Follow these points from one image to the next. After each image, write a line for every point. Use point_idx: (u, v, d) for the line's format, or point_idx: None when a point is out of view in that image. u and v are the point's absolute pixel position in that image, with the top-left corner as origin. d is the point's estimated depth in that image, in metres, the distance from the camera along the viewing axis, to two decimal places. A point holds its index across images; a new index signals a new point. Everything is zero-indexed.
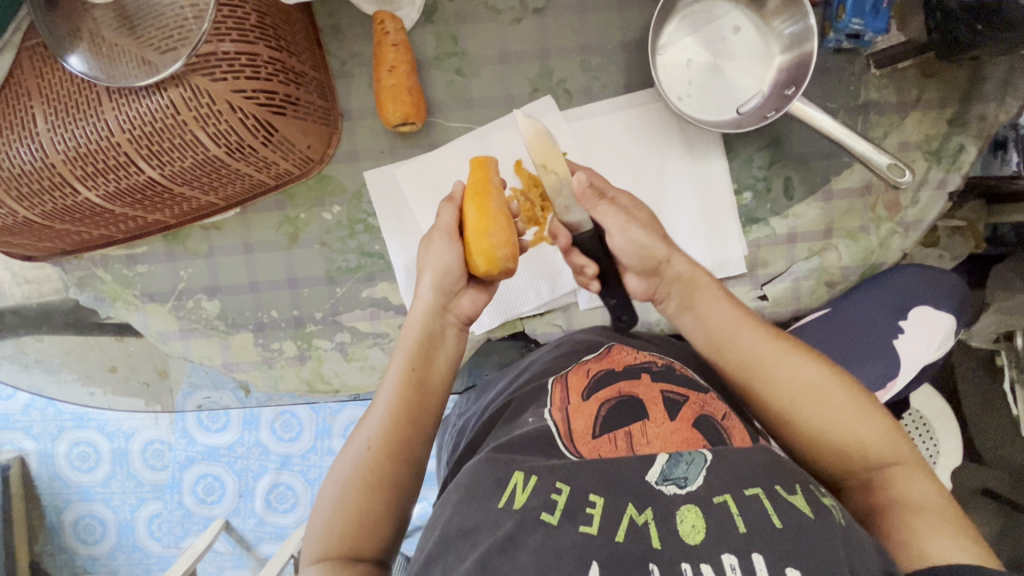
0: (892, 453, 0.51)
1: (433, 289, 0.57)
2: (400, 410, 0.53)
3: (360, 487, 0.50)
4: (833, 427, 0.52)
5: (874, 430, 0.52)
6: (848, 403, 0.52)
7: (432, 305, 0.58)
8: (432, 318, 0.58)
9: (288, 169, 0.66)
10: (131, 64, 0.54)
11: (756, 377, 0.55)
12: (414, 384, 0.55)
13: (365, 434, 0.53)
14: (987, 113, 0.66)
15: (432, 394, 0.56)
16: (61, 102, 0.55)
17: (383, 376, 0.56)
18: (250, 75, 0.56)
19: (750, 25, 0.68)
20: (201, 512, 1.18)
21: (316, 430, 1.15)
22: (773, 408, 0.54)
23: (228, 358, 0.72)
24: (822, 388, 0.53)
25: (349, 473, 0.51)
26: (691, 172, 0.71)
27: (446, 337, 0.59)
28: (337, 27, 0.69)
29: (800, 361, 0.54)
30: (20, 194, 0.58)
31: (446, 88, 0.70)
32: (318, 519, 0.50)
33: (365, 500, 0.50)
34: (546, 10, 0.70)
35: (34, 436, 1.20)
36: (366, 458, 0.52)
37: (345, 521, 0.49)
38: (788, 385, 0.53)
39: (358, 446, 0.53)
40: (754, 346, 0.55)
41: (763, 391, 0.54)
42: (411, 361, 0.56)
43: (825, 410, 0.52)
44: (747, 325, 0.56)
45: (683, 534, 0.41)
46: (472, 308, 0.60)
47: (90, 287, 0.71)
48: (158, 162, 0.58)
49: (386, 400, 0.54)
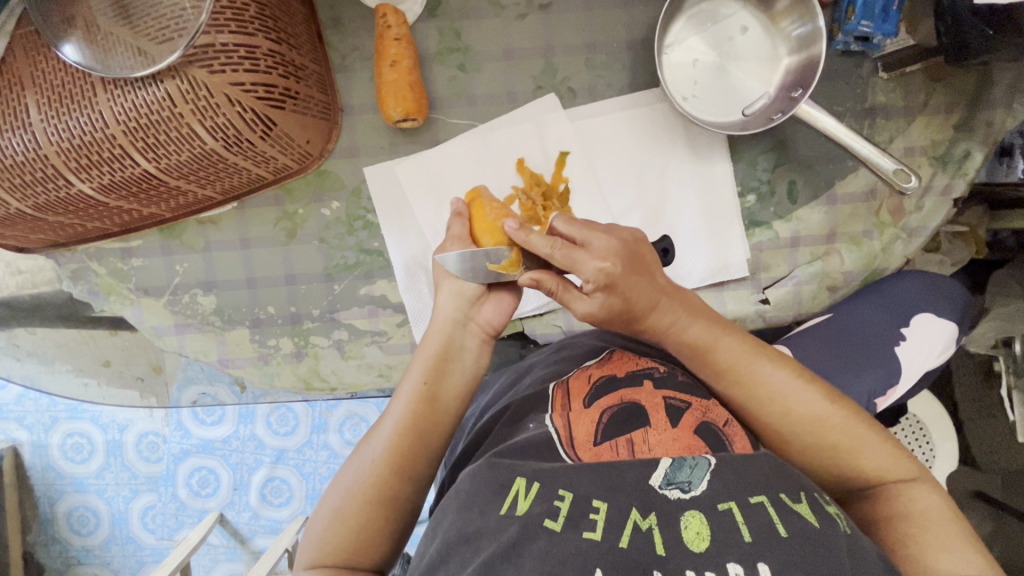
0: (893, 473, 0.51)
1: (453, 296, 0.57)
2: (410, 425, 0.53)
3: (362, 501, 0.50)
4: (829, 454, 0.52)
5: (875, 458, 0.51)
6: (863, 439, 0.52)
7: (450, 317, 0.57)
8: (454, 327, 0.57)
9: (286, 164, 0.65)
10: (127, 54, 0.53)
11: (761, 392, 0.54)
12: (426, 398, 0.54)
13: (376, 446, 0.52)
14: (994, 119, 0.66)
15: (444, 407, 0.55)
16: (55, 92, 0.54)
17: (399, 385, 0.55)
18: (249, 68, 0.55)
19: (758, 25, 0.67)
20: (195, 505, 1.17)
21: (311, 425, 1.15)
22: (770, 435, 0.54)
23: (224, 354, 0.71)
24: (822, 419, 0.52)
25: (351, 484, 0.51)
26: (695, 175, 0.70)
27: (466, 348, 0.58)
28: (338, 20, 0.68)
29: (802, 392, 0.53)
30: (13, 185, 0.57)
31: (449, 84, 0.69)
32: (316, 528, 0.50)
33: (364, 514, 0.49)
34: (551, 6, 0.69)
35: (27, 426, 1.19)
36: (371, 471, 0.51)
37: (342, 535, 0.49)
38: (786, 417, 0.53)
39: (364, 457, 0.52)
40: (757, 380, 0.54)
41: (761, 420, 0.54)
42: (425, 375, 0.55)
43: (822, 440, 0.52)
44: (754, 358, 0.54)
45: (687, 541, 0.41)
46: (496, 316, 0.58)
47: (84, 280, 0.70)
48: (154, 155, 0.56)
49: (398, 412, 0.53)
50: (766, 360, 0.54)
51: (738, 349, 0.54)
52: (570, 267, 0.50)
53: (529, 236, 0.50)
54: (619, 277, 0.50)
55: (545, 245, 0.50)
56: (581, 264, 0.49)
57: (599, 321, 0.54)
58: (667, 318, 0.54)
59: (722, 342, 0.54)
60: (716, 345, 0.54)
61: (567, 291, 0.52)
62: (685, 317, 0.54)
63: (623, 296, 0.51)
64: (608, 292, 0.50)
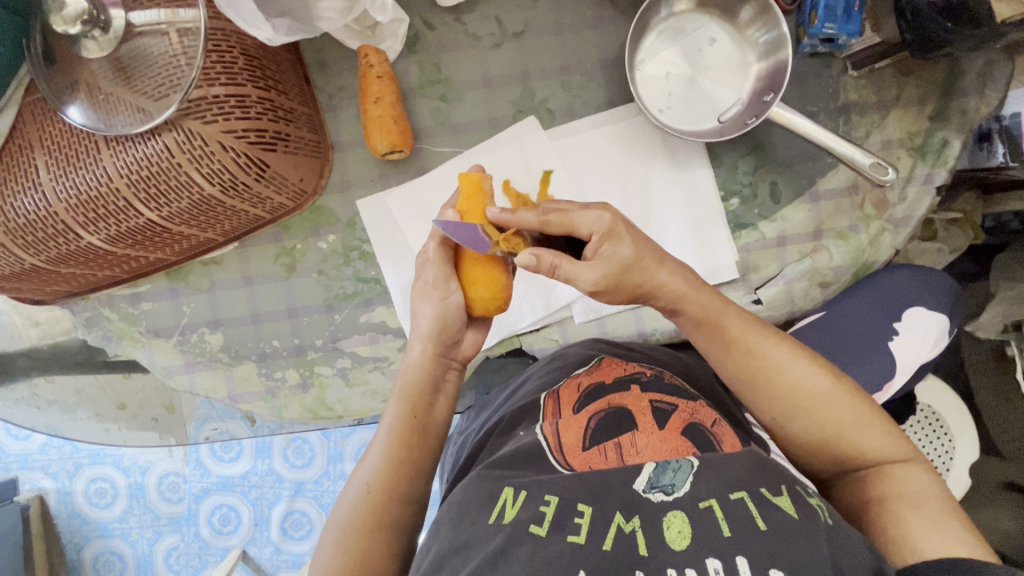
0: (894, 453, 0.52)
1: (430, 335, 0.56)
2: (400, 455, 0.53)
3: (362, 530, 0.51)
4: (829, 434, 0.52)
5: (874, 439, 0.52)
6: (856, 416, 0.52)
7: (430, 351, 0.56)
8: (432, 362, 0.56)
9: (282, 203, 0.68)
10: (127, 112, 0.57)
11: (762, 381, 0.53)
12: (416, 427, 0.54)
13: (362, 475, 0.54)
14: (968, 107, 0.67)
15: (433, 434, 0.56)
16: (62, 152, 0.58)
17: (382, 416, 0.55)
18: (240, 117, 0.58)
19: (725, 36, 0.70)
20: (218, 543, 1.19)
21: (327, 455, 1.16)
22: (773, 413, 0.54)
23: (234, 390, 0.74)
24: (826, 395, 0.52)
25: (349, 515, 0.52)
26: (676, 182, 0.72)
27: (447, 378, 0.58)
28: (323, 63, 0.71)
29: (807, 368, 0.53)
30: (25, 242, 0.60)
31: (432, 115, 0.72)
32: (320, 561, 0.51)
33: (367, 543, 0.51)
34: (525, 33, 0.72)
35: (52, 474, 1.23)
36: (366, 500, 0.52)
37: (346, 563, 0.50)
38: (793, 393, 0.53)
39: (358, 489, 0.53)
40: (764, 355, 0.53)
41: (761, 399, 0.54)
42: (412, 408, 0.55)
43: (822, 419, 0.52)
44: (761, 333, 0.54)
45: (669, 540, 0.42)
46: (473, 348, 0.59)
47: (98, 327, 0.74)
48: (156, 205, 0.59)
49: (383, 443, 0.54)
50: (775, 337, 0.54)
51: (744, 322, 0.54)
52: (568, 227, 0.50)
53: (515, 214, 0.50)
54: (618, 223, 0.51)
55: (534, 217, 0.49)
56: (578, 218, 0.50)
57: (609, 287, 0.52)
58: (660, 297, 0.54)
59: (730, 313, 0.54)
60: (724, 315, 0.54)
61: (569, 262, 0.50)
62: (698, 302, 0.54)
63: (631, 245, 0.51)
64: (614, 241, 0.50)
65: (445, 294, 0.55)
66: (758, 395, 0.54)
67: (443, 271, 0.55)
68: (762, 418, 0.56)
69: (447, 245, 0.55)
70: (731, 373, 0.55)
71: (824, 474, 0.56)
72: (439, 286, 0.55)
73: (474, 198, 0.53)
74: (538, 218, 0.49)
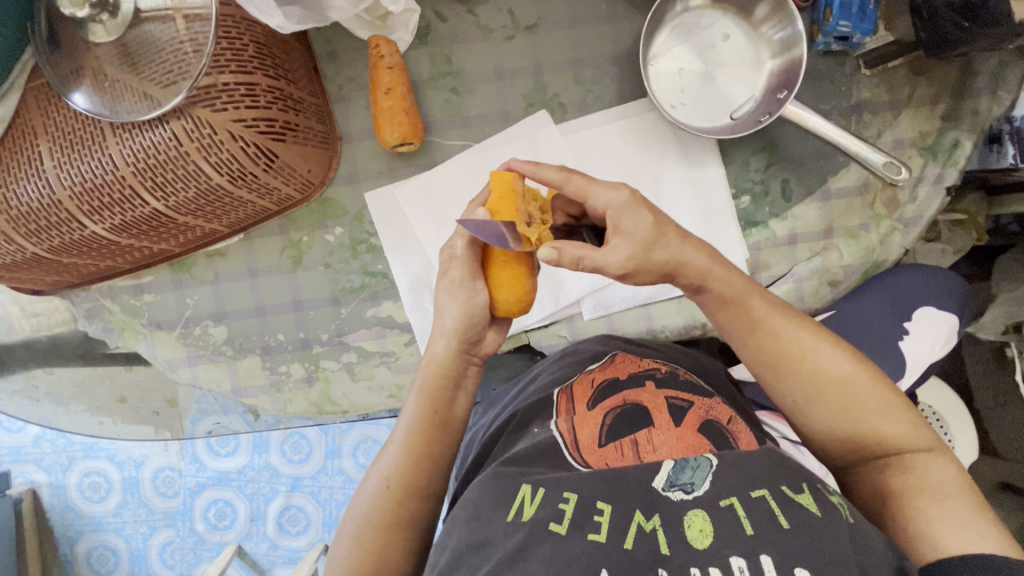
0: (916, 441, 0.52)
1: (454, 333, 0.55)
2: (419, 452, 0.53)
3: (378, 526, 0.51)
4: (850, 419, 0.52)
5: (896, 426, 0.52)
6: (878, 401, 0.52)
7: (453, 347, 0.55)
8: (454, 359, 0.55)
9: (290, 194, 0.67)
10: (134, 99, 0.55)
11: (786, 362, 0.53)
12: (436, 424, 0.54)
13: (380, 470, 0.53)
14: (980, 107, 0.67)
15: (455, 427, 0.55)
16: (66, 138, 0.56)
17: (400, 413, 0.55)
18: (250, 105, 0.57)
19: (739, 32, 0.70)
20: (214, 538, 1.18)
21: (326, 450, 1.15)
22: (794, 396, 0.54)
23: (236, 383, 0.72)
24: (849, 379, 0.52)
25: (365, 510, 0.52)
26: (689, 177, 0.71)
27: (468, 376, 0.57)
28: (333, 53, 0.70)
29: (831, 353, 0.53)
30: (27, 231, 0.59)
31: (443, 107, 0.71)
32: (337, 555, 0.51)
33: (384, 539, 0.50)
34: (538, 26, 0.71)
35: (45, 468, 1.21)
36: (384, 497, 0.51)
37: (363, 560, 0.50)
38: (815, 376, 0.52)
39: (375, 485, 0.52)
40: (787, 337, 0.53)
41: (782, 382, 0.54)
42: (432, 403, 0.54)
43: (845, 403, 0.52)
44: (784, 315, 0.54)
45: (691, 539, 0.41)
46: (494, 346, 0.58)
47: (98, 318, 0.72)
48: (163, 194, 0.58)
49: (401, 439, 0.53)
50: (800, 324, 0.54)
51: (767, 303, 0.54)
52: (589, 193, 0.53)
53: (540, 166, 0.54)
54: (637, 201, 0.51)
55: (558, 171, 0.53)
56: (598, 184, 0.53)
57: (633, 270, 0.51)
58: (685, 274, 0.53)
59: (749, 311, 0.54)
60: (748, 297, 0.54)
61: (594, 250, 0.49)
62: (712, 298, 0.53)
63: (652, 222, 0.51)
64: (632, 215, 0.50)
65: (470, 293, 0.54)
66: (779, 377, 0.54)
67: (469, 269, 0.55)
68: (781, 403, 0.55)
69: (475, 246, 0.55)
70: (754, 354, 0.55)
71: (843, 464, 0.55)
72: (465, 285, 0.54)
73: (505, 198, 0.51)
74: (562, 172, 0.53)
